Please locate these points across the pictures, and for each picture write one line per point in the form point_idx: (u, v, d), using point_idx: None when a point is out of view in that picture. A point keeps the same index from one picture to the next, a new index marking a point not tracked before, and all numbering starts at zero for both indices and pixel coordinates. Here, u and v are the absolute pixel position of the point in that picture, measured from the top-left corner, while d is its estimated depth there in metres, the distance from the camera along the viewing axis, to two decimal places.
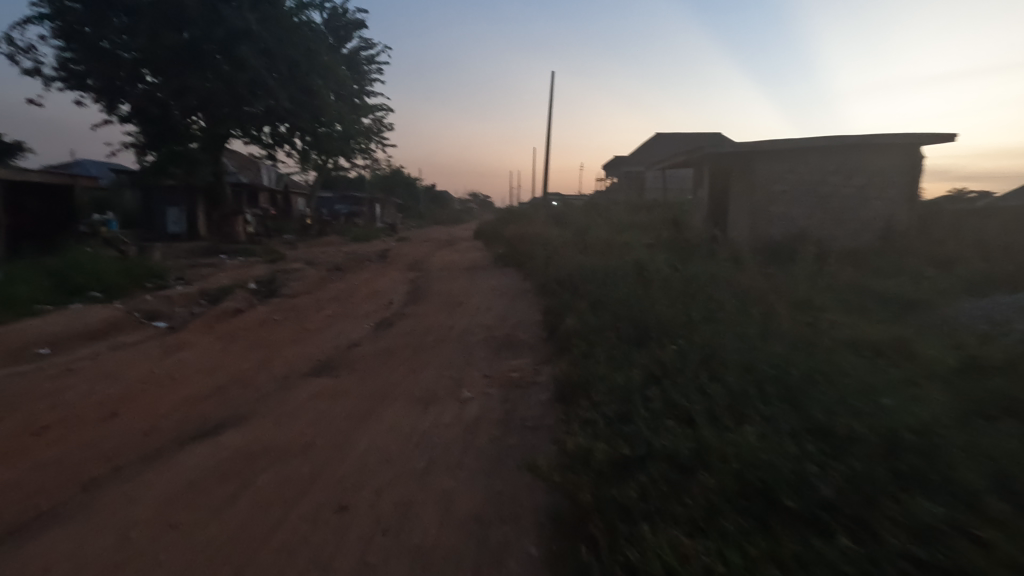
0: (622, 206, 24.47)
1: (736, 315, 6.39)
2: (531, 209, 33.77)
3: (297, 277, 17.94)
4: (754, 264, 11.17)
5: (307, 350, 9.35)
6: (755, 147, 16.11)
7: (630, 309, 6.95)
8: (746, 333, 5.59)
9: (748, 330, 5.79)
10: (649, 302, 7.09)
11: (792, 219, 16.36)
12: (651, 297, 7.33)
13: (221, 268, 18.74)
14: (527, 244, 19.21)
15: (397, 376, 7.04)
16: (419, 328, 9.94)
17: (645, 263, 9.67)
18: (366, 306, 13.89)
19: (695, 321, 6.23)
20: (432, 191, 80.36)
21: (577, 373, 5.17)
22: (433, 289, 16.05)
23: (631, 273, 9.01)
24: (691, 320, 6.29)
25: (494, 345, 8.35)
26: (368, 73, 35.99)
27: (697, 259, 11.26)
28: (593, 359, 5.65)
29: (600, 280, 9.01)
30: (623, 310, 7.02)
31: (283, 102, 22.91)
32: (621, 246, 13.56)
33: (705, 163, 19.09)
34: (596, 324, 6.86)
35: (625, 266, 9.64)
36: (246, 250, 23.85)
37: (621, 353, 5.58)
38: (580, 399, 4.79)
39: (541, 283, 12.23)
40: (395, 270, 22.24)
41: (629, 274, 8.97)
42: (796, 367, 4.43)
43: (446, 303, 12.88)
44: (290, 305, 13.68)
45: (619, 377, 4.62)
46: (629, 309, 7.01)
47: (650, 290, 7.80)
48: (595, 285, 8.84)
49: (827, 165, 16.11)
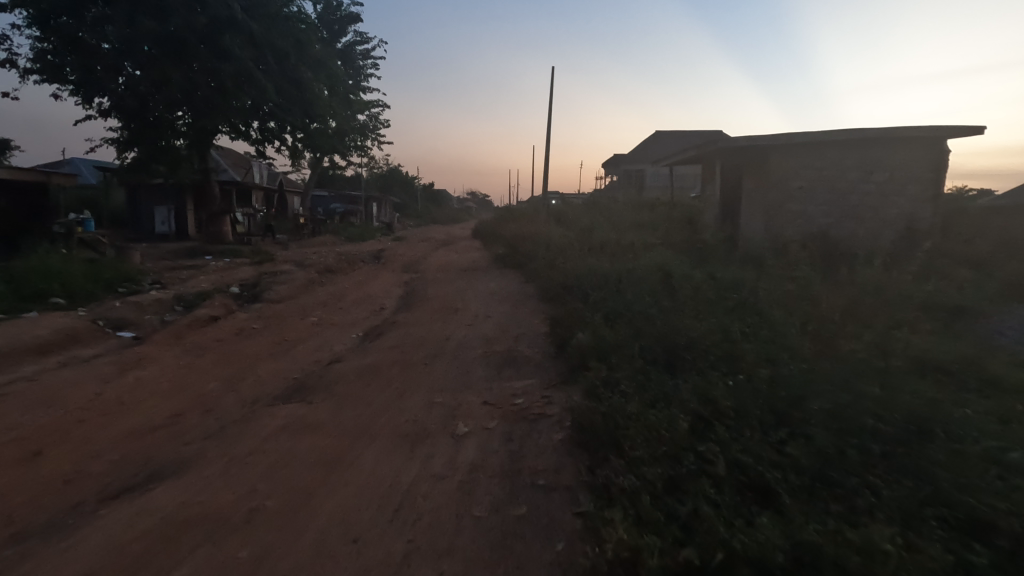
0: (626, 205, 23.44)
1: (781, 332, 5.44)
2: (529, 208, 32.66)
3: (284, 280, 16.90)
4: (777, 268, 10.14)
5: (284, 365, 8.31)
6: (769, 141, 15.11)
7: (655, 324, 5.98)
8: (803, 360, 4.72)
9: (801, 354, 4.90)
10: (674, 316, 6.12)
11: (809, 218, 15.32)
12: (677, 310, 6.34)
13: (204, 270, 17.67)
14: (527, 245, 18.19)
15: (382, 402, 6.00)
16: (409, 340, 8.90)
17: (660, 270, 8.60)
18: (354, 313, 12.84)
19: (736, 341, 5.30)
20: (429, 190, 79.22)
21: (602, 405, 4.24)
22: (428, 294, 15.00)
23: (647, 279, 7.99)
24: (731, 339, 5.30)
25: (495, 362, 7.31)
26: (363, 68, 34.98)
27: (715, 262, 10.20)
28: (618, 387, 4.73)
29: (613, 287, 7.97)
30: (646, 326, 6.03)
31: (271, 95, 21.91)
32: (630, 248, 12.50)
33: (715, 159, 18.08)
34: (615, 340, 5.90)
35: (639, 272, 8.58)
36: (234, 251, 22.79)
37: (652, 381, 4.69)
38: (607, 448, 3.82)
39: (545, 289, 11.20)
40: (389, 272, 21.18)
41: (645, 280, 7.93)
42: (891, 417, 3.55)
43: (440, 310, 11.82)
44: (273, 312, 12.64)
45: (663, 420, 3.71)
46: (653, 324, 6.03)
47: (675, 301, 6.77)
48: (608, 293, 7.80)
49: (846, 161, 15.02)
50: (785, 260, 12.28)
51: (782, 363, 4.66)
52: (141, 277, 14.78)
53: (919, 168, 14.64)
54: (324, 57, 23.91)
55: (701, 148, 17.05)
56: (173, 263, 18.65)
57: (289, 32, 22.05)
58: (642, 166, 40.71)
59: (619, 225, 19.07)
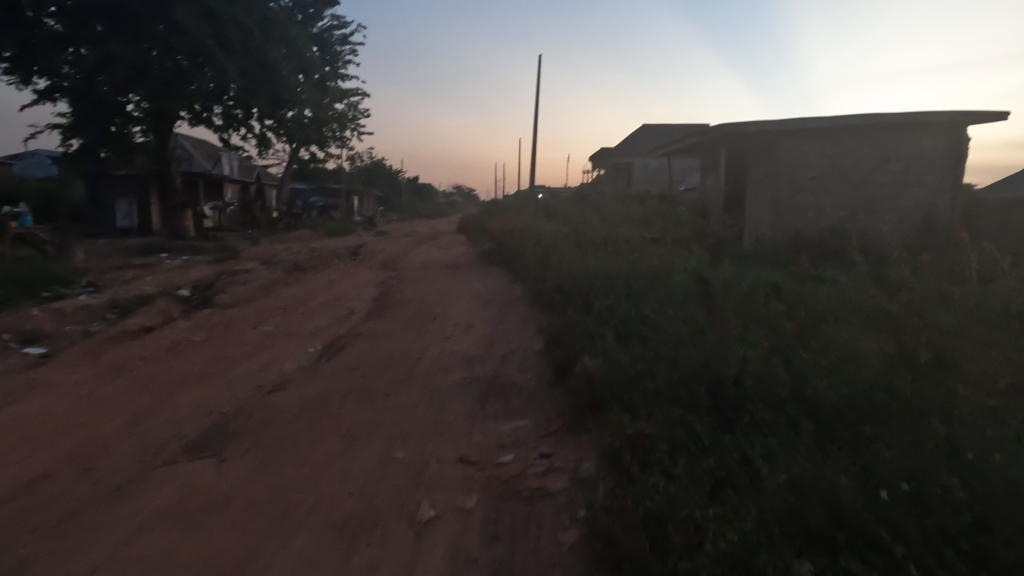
0: (619, 198, 21.93)
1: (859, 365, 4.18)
2: (515, 202, 31.08)
3: (245, 279, 15.20)
4: (803, 270, 8.76)
5: (215, 394, 6.67)
6: (780, 126, 13.59)
7: (693, 348, 4.61)
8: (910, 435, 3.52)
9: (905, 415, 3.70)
10: (712, 338, 4.74)
11: (821, 210, 13.85)
12: (716, 328, 4.96)
13: (155, 269, 15.86)
14: (515, 240, 16.69)
15: (321, 459, 4.47)
16: (374, 359, 7.28)
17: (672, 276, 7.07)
18: (316, 320, 11.13)
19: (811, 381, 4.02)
20: (414, 183, 77.45)
21: (653, 504, 3.07)
22: (404, 297, 13.37)
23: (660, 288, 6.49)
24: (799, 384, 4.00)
25: (475, 392, 5.75)
26: (341, 53, 33.03)
27: (732, 263, 8.76)
28: (662, 466, 3.37)
29: (620, 295, 6.45)
30: (681, 353, 4.57)
31: (234, 78, 20.01)
32: (633, 245, 10.96)
33: (718, 147, 16.60)
34: (641, 373, 4.48)
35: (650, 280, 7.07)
36: (195, 247, 20.91)
37: (712, 455, 3.41)
38: None
39: (537, 294, 9.66)
40: (365, 269, 19.52)
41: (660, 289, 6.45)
42: None
43: (415, 318, 10.19)
44: (222, 320, 10.91)
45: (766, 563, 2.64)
46: (689, 348, 4.64)
47: (708, 316, 5.33)
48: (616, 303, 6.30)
49: (862, 149, 13.62)
50: (806, 261, 10.85)
51: (882, 436, 3.53)
52: (74, 280, 12.94)
53: (939, 155, 13.34)
54: (294, 36, 21.98)
55: (703, 135, 15.53)
56: (122, 261, 16.82)
57: (255, 9, 20.04)
58: (630, 159, 39.38)
59: (614, 218, 17.62)
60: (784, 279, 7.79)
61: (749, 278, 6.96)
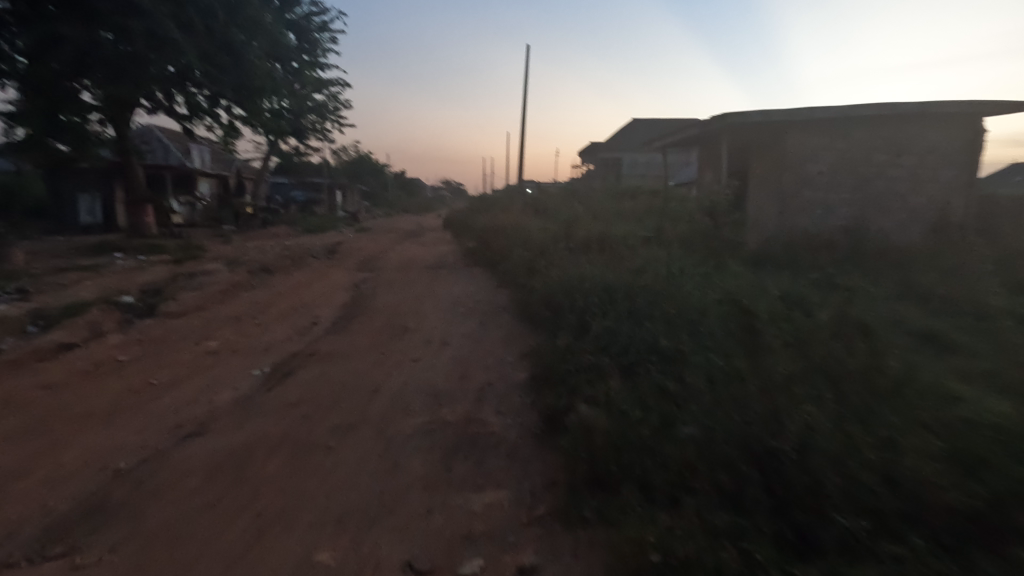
0: (609, 193, 20.75)
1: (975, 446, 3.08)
2: (502, 198, 29.80)
3: (202, 282, 13.80)
4: (823, 284, 7.62)
5: (118, 440, 5.33)
6: (787, 116, 12.39)
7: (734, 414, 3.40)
8: None
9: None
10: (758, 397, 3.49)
11: (829, 209, 12.65)
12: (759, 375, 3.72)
13: (103, 271, 14.38)
14: (500, 239, 15.44)
15: (211, 571, 3.23)
16: (322, 391, 5.95)
17: (680, 301, 5.83)
18: (271, 333, 9.75)
19: (912, 474, 2.83)
20: (401, 177, 75.99)
21: None
22: (375, 303, 12.05)
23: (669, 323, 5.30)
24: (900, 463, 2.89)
25: (440, 445, 4.48)
26: (320, 41, 31.36)
27: (741, 271, 7.57)
28: None
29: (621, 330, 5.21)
30: (718, 419, 3.35)
31: (195, 63, 18.36)
32: (630, 247, 9.77)
33: (718, 140, 15.40)
34: (665, 451, 3.28)
35: (654, 303, 5.84)
36: (156, 245, 19.40)
37: None
38: None
39: (522, 307, 8.41)
40: (340, 270, 18.16)
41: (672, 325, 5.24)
42: None
43: (384, 331, 8.93)
44: (161, 333, 9.50)
45: None
46: (728, 413, 3.45)
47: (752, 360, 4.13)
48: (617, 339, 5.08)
49: (872, 142, 12.46)
50: (823, 266, 9.68)
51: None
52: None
53: (955, 149, 12.25)
54: (264, 21, 20.37)
55: (703, 126, 14.31)
56: (69, 262, 15.33)
57: None
58: (619, 154, 38.28)
59: (607, 214, 16.42)
60: (804, 296, 6.59)
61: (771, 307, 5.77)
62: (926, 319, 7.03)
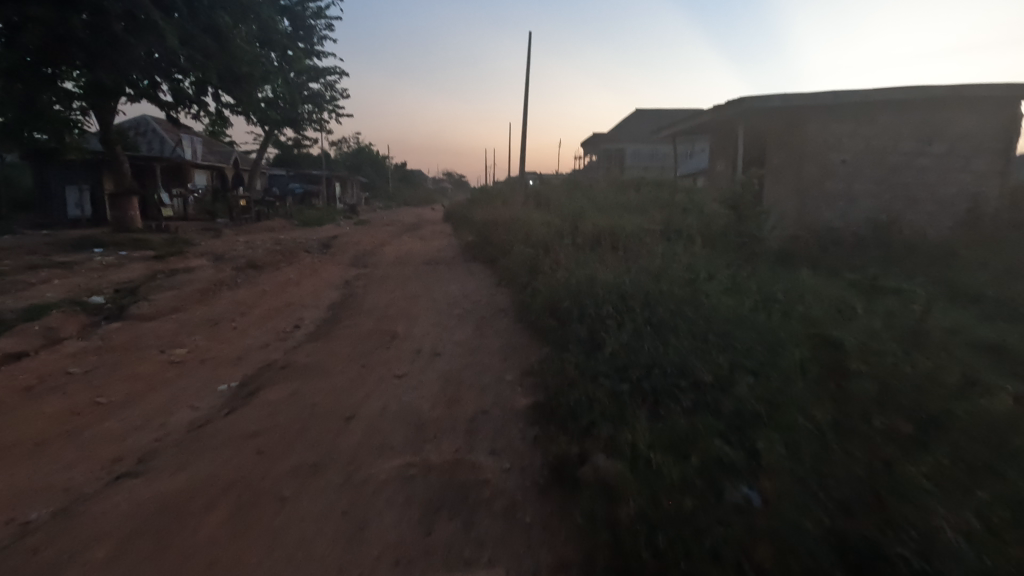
0: (614, 185, 19.72)
1: None
2: (502, 190, 28.74)
3: (182, 280, 12.94)
4: (860, 287, 6.73)
5: (38, 481, 4.45)
6: (808, 101, 11.34)
7: (817, 498, 2.54)
8: None
9: None
10: (847, 464, 2.63)
11: (855, 201, 11.62)
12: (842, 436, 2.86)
13: (78, 268, 13.49)
14: (500, 233, 14.57)
15: None
16: (287, 416, 5.07)
17: (709, 316, 4.92)
18: (248, 339, 8.84)
19: None
20: (401, 170, 75.10)
21: None
22: (364, 304, 11.13)
23: (705, 351, 4.41)
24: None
25: (421, 497, 3.61)
26: (315, 27, 30.32)
27: (768, 273, 6.59)
28: None
29: (647, 360, 4.33)
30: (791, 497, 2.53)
31: (178, 48, 17.31)
32: (641, 244, 8.89)
33: (732, 127, 14.35)
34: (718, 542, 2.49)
35: (679, 320, 4.93)
36: (141, 240, 18.49)
37: None
38: None
39: (524, 313, 7.48)
40: (332, 266, 17.30)
41: (710, 354, 4.35)
42: None
43: (370, 338, 8.07)
44: (126, 340, 8.59)
45: None
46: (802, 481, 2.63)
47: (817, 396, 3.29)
48: (646, 374, 4.22)
49: (900, 128, 11.35)
50: (856, 264, 8.69)
51: None
52: None
53: (988, 136, 11.08)
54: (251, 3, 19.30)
55: (716, 114, 13.36)
56: (44, 259, 14.45)
57: None
58: (623, 144, 37.10)
59: (614, 206, 15.52)
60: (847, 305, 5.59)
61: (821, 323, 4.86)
62: (985, 328, 6.10)
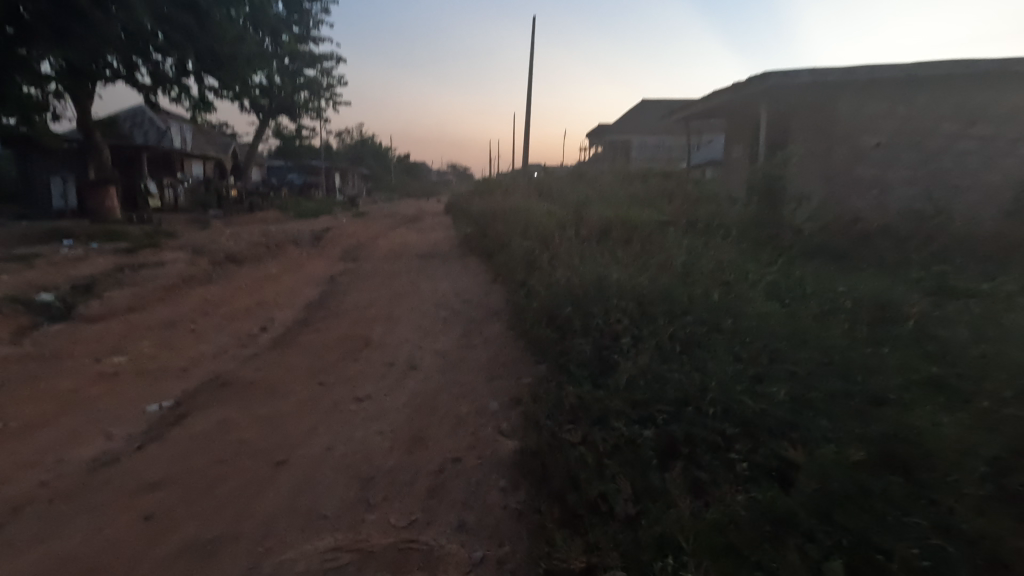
0: (622, 174, 18.37)
1: None
2: (504, 181, 27.33)
3: (150, 274, 11.82)
4: (924, 291, 5.47)
5: None
6: (842, 76, 9.48)
7: None
8: None
9: None
10: None
11: (889, 189, 9.56)
12: None
13: (39, 262, 12.37)
14: (498, 225, 13.39)
15: None
16: (205, 457, 3.91)
17: (754, 332, 3.80)
18: (202, 345, 7.69)
19: None
20: (404, 162, 73.91)
21: None
22: (344, 303, 9.94)
23: (751, 385, 3.31)
24: None
25: None
26: (310, 11, 29.03)
27: (817, 276, 5.29)
28: None
29: (677, 396, 3.21)
30: None
31: (148, 22, 16.05)
32: (654, 236, 7.70)
33: (753, 109, 12.99)
34: None
35: (715, 338, 3.74)
36: (117, 231, 17.36)
37: None
38: None
39: (519, 319, 6.25)
40: (320, 259, 16.16)
41: (764, 389, 3.25)
42: None
43: (340, 345, 6.91)
44: (61, 345, 7.46)
45: None
46: None
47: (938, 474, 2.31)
48: (677, 417, 3.11)
49: (941, 105, 9.29)
50: (911, 257, 7.33)
51: None
52: None
53: None
54: None
55: (735, 90, 11.55)
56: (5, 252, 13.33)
57: None
58: (629, 136, 35.76)
59: (623, 196, 14.32)
60: (926, 335, 4.35)
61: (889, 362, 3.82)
62: None
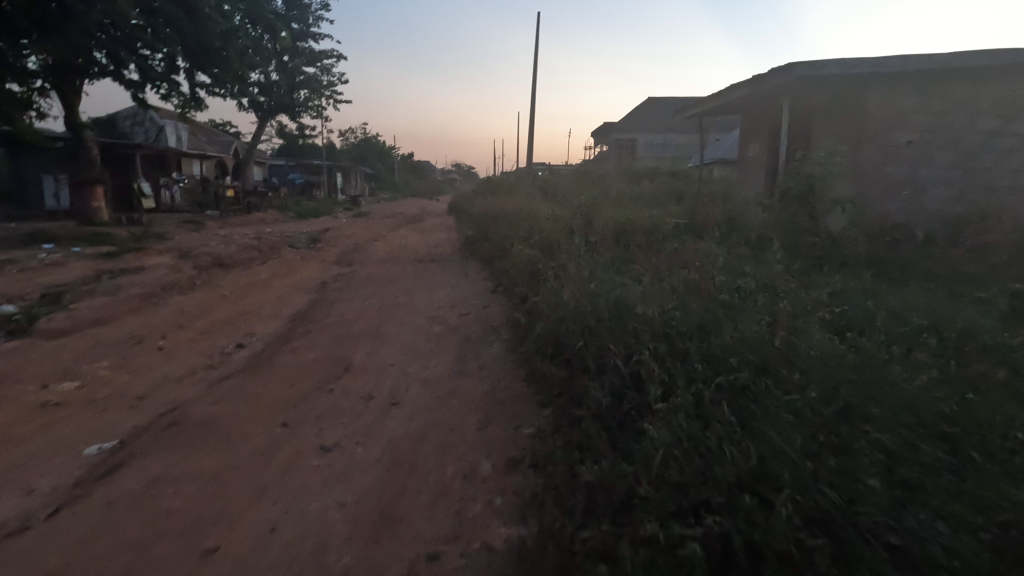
0: (630, 174, 17.55)
1: None
2: (507, 180, 26.54)
3: (127, 282, 11.02)
4: (995, 313, 4.59)
5: None
6: (874, 67, 8.19)
7: None
8: None
9: None
10: None
11: (923, 190, 8.33)
12: None
13: (11, 269, 11.60)
14: (499, 228, 12.60)
15: None
16: (123, 536, 3.12)
17: (819, 379, 2.94)
18: (169, 365, 6.91)
19: None
20: (407, 160, 73.20)
21: None
22: (330, 315, 9.15)
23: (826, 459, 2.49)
24: None
25: None
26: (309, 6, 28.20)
27: (871, 299, 4.40)
28: None
29: (730, 479, 2.40)
30: None
31: (134, 16, 15.28)
32: (669, 245, 6.87)
33: (772, 105, 12.10)
34: None
35: (769, 388, 2.92)
36: (104, 234, 16.61)
37: None
38: None
39: (519, 343, 5.44)
40: (313, 263, 15.39)
41: (843, 461, 2.47)
42: None
43: (318, 368, 6.12)
44: (9, 367, 6.67)
45: None
46: None
47: None
48: (731, 512, 2.31)
49: (980, 98, 8.05)
50: (962, 271, 6.49)
51: None
52: None
53: None
54: None
55: (754, 84, 10.45)
56: None
57: None
58: (636, 133, 34.92)
59: (632, 197, 13.50)
60: (1016, 374, 3.51)
61: (981, 408, 3.06)
62: None
